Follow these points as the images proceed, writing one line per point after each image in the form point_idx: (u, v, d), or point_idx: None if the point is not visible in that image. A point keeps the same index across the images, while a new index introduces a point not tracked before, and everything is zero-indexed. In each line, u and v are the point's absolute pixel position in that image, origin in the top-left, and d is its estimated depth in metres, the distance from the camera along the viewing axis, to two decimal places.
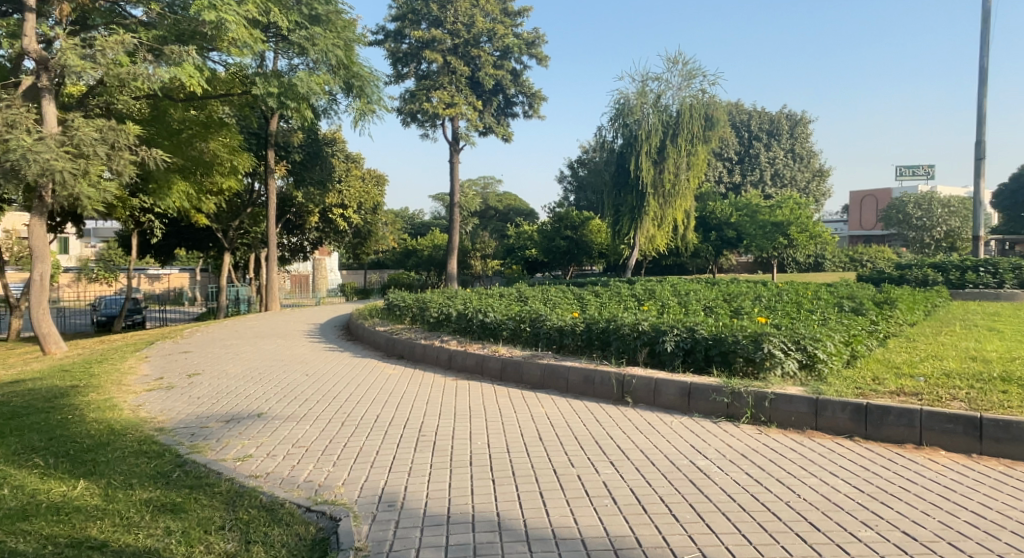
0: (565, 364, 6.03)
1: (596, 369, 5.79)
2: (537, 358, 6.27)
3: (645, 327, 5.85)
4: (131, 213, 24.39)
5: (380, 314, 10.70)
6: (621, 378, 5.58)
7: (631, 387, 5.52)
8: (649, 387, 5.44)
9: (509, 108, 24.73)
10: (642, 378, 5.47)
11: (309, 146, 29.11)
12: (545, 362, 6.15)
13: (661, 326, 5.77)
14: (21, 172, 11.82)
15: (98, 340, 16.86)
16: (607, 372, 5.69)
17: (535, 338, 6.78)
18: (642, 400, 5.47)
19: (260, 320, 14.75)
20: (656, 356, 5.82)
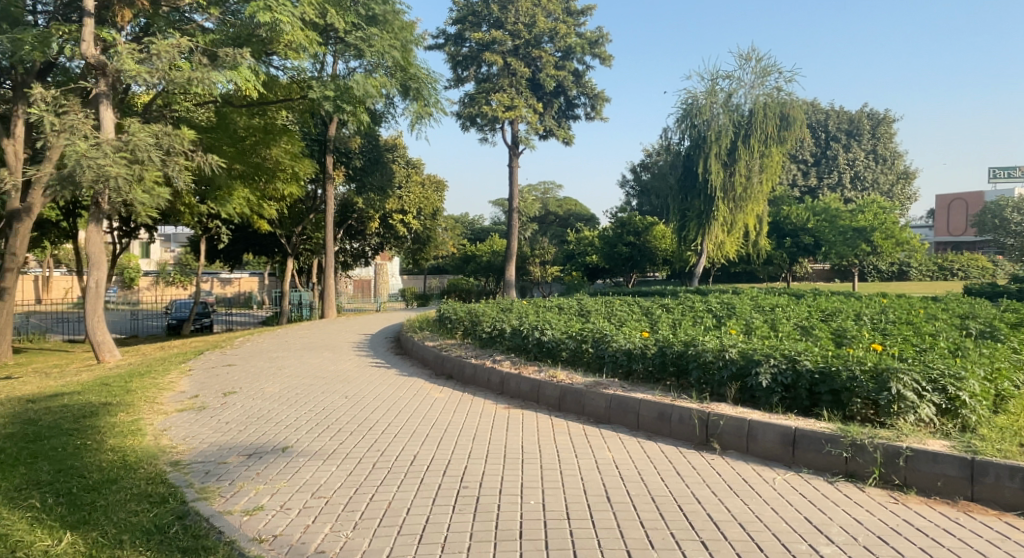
0: (635, 396, 5.20)
1: (672, 404, 4.94)
2: (602, 388, 5.46)
3: (735, 356, 4.98)
4: (197, 219, 24.75)
5: (431, 327, 10.05)
6: (705, 418, 4.72)
7: (718, 429, 4.66)
8: (741, 431, 4.57)
9: (571, 110, 23.85)
10: (732, 420, 4.61)
11: (370, 151, 28.96)
12: (612, 392, 5.33)
13: (755, 357, 4.89)
14: (77, 178, 11.71)
15: (160, 345, 16.91)
16: (687, 410, 4.84)
17: (599, 363, 5.96)
18: (732, 446, 4.60)
19: (313, 329, 14.37)
20: (749, 392, 4.93)
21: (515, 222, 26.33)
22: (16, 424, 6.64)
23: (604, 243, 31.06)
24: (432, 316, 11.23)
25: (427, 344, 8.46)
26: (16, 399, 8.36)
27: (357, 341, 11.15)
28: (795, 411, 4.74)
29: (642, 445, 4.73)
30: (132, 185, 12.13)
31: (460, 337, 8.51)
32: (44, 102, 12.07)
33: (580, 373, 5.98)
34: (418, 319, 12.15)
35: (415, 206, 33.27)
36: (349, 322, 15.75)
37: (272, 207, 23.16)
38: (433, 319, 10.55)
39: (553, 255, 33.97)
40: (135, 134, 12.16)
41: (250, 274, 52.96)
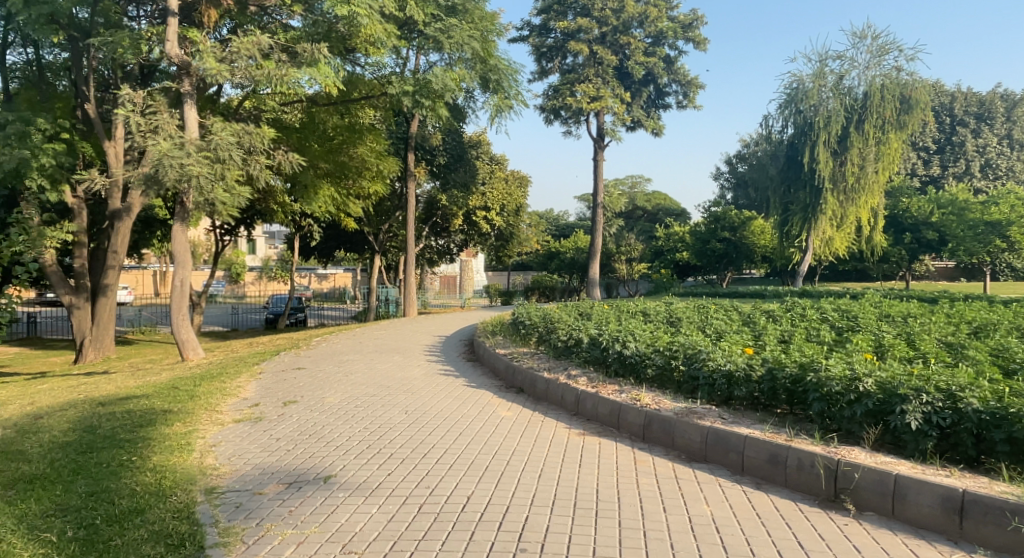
0: (739, 432, 4.36)
1: (788, 447, 4.08)
2: (697, 418, 4.64)
3: (875, 390, 4.04)
4: (289, 217, 25.28)
5: (506, 332, 9.39)
6: (834, 468, 3.84)
7: (852, 484, 3.77)
8: (883, 489, 3.67)
9: (660, 99, 22.73)
10: (871, 472, 3.71)
11: (454, 147, 28.76)
12: (710, 425, 4.51)
13: (902, 391, 3.96)
14: (162, 179, 11.55)
15: (248, 341, 17.12)
16: (809, 454, 3.98)
17: (693, 386, 5.11)
18: (870, 507, 3.71)
19: (391, 328, 14.06)
20: (895, 436, 3.98)
21: (600, 218, 25.40)
22: (76, 431, 6.41)
23: (695, 239, 29.65)
24: (508, 318, 10.59)
25: (498, 352, 7.83)
26: (89, 401, 8.25)
27: (430, 345, 10.65)
28: (958, 463, 3.81)
29: (751, 497, 3.91)
30: (214, 184, 11.87)
31: (535, 346, 7.82)
32: (132, 102, 11.94)
33: (671, 397, 5.16)
34: (494, 321, 11.58)
35: (499, 202, 32.90)
36: (426, 322, 15.43)
37: (357, 205, 23.19)
38: (509, 323, 9.88)
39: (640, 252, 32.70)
40: (217, 134, 11.91)
41: (341, 269, 54.17)
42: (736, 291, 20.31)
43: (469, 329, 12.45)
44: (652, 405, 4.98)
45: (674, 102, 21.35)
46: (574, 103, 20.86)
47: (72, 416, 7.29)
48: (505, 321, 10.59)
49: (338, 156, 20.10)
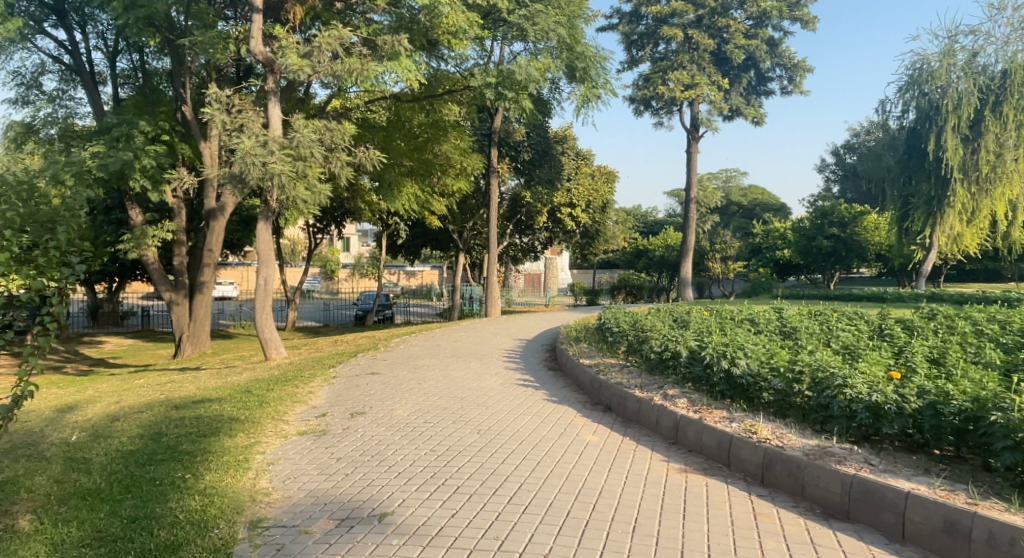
0: (894, 485, 3.48)
1: (969, 513, 3.17)
2: (835, 462, 3.78)
3: None
4: (376, 215, 25.37)
5: (595, 339, 8.61)
6: None
7: None
8: None
9: (761, 86, 21.44)
10: None
11: (538, 143, 28.15)
12: (853, 474, 3.65)
13: None
14: (246, 177, 11.26)
15: (332, 339, 17.08)
16: (999, 526, 3.07)
17: (826, 418, 4.23)
18: None
19: (472, 330, 13.54)
20: None
21: (693, 214, 24.14)
22: (141, 438, 6.13)
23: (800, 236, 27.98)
24: (596, 322, 9.84)
25: (583, 362, 7.12)
26: (164, 402, 8.05)
27: (511, 350, 10.01)
28: None
29: None
30: (298, 184, 11.51)
31: (628, 357, 7.03)
32: (218, 101, 11.75)
33: (798, 431, 4.29)
34: (580, 323, 10.88)
35: (585, 199, 32.08)
36: (508, 322, 14.89)
37: (440, 202, 22.92)
38: (598, 328, 9.08)
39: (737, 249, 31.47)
40: (299, 131, 11.58)
41: (428, 266, 54.57)
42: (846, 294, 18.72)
43: (554, 333, 11.80)
44: (774, 440, 4.15)
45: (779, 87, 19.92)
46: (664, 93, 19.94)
47: (144, 419, 7.06)
48: (593, 325, 9.83)
49: (423, 153, 19.84)
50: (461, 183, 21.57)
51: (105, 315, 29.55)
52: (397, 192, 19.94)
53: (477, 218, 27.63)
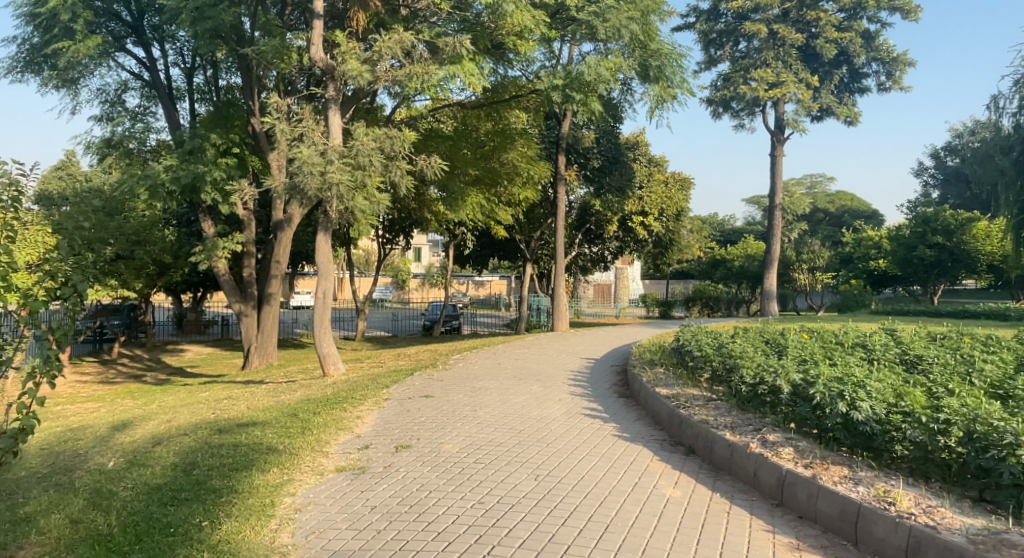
0: None
1: None
2: (1011, 551, 2.82)
3: None
4: (444, 225, 25.05)
5: (672, 363, 7.71)
6: None
7: None
8: None
9: (854, 82, 20.84)
10: None
11: (609, 150, 27.20)
12: None
13: None
14: (304, 188, 10.80)
15: (394, 353, 16.62)
16: None
17: (990, 487, 3.30)
18: None
19: (537, 346, 12.79)
20: None
21: (778, 222, 22.83)
22: (173, 468, 5.62)
23: (899, 246, 27.35)
24: (670, 343, 8.94)
25: (660, 391, 6.27)
26: (209, 422, 7.61)
27: (577, 372, 9.18)
28: None
29: None
30: (358, 193, 10.99)
31: (713, 389, 6.12)
32: (278, 109, 11.36)
33: (955, 505, 3.32)
34: (653, 343, 10.02)
35: (658, 207, 31.04)
36: (574, 338, 14.09)
37: (506, 211, 22.33)
38: (674, 349, 8.19)
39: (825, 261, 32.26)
40: (359, 138, 11.09)
41: (497, 276, 54.19)
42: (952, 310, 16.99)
43: (625, 352, 10.97)
44: (923, 517, 3.20)
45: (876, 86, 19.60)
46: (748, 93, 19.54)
47: (183, 443, 6.60)
48: (667, 346, 8.94)
49: (488, 162, 19.29)
50: (528, 192, 21.00)
51: (190, 323, 30.17)
52: (462, 201, 19.00)
53: (544, 228, 26.87)
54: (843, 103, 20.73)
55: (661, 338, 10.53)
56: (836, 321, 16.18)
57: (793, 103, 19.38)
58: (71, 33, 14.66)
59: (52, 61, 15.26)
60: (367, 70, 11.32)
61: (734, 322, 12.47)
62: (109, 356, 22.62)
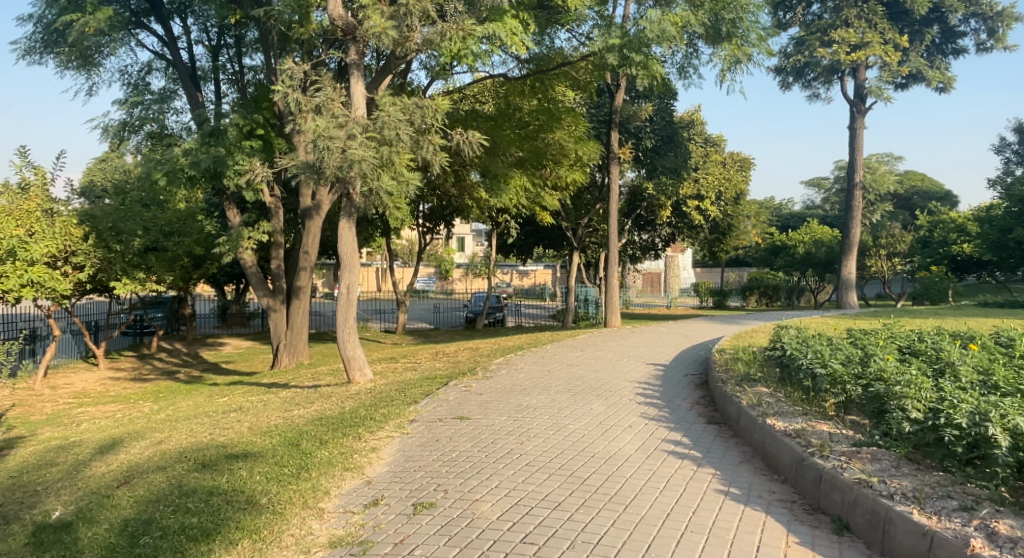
0: None
1: None
2: None
3: None
4: (489, 211, 23.63)
5: (777, 385, 6.05)
6: None
7: None
8: None
9: (948, 43, 22.66)
10: None
11: (662, 129, 25.26)
12: None
13: None
14: (322, 168, 9.25)
15: (431, 352, 15.11)
16: None
17: None
18: None
19: (591, 347, 11.14)
20: None
21: (858, 203, 22.83)
22: (121, 529, 4.15)
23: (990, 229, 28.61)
24: (764, 352, 7.29)
25: (777, 428, 4.80)
26: (190, 448, 6.14)
27: (643, 388, 7.52)
28: None
29: None
30: (383, 172, 9.42)
31: (856, 432, 4.55)
32: (292, 76, 9.80)
33: None
34: (737, 347, 8.38)
35: (715, 189, 29.29)
36: (632, 337, 12.37)
37: (553, 195, 20.64)
38: (775, 366, 6.50)
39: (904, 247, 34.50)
40: (384, 109, 9.50)
41: (542, 266, 52.45)
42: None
43: (702, 358, 9.34)
44: None
45: (974, 44, 21.54)
46: (830, 58, 20.54)
47: (150, 482, 5.15)
48: (760, 356, 7.27)
49: (534, 142, 17.71)
50: (576, 174, 19.36)
51: (234, 315, 28.69)
52: (505, 183, 17.48)
53: (593, 214, 25.15)
54: (935, 67, 22.27)
55: (745, 343, 8.79)
56: (931, 314, 14.23)
57: (880, 62, 20.55)
58: (80, 4, 13.13)
59: (61, 36, 13.77)
60: (393, 29, 9.77)
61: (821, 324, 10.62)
62: (143, 351, 21.60)
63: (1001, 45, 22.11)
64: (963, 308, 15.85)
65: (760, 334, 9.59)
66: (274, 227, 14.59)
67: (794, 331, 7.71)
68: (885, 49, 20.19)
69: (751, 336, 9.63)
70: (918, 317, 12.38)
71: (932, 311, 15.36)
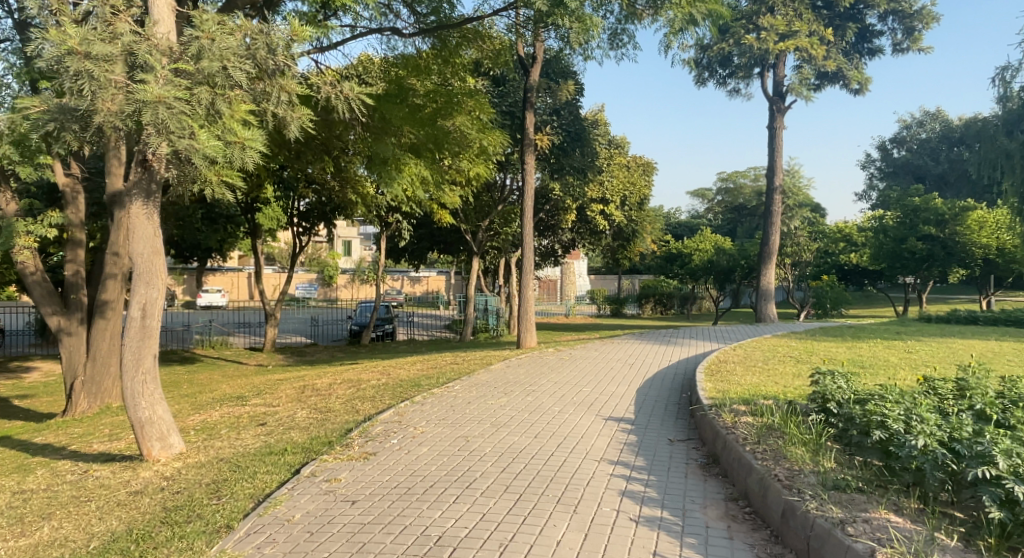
0: None
1: None
2: None
3: None
4: (376, 210, 20.25)
5: (913, 514, 3.27)
6: None
7: None
8: None
9: (864, 43, 21.64)
10: None
11: (570, 125, 22.37)
12: None
13: None
14: (97, 117, 5.69)
15: (295, 385, 11.59)
16: None
17: None
18: None
19: (517, 387, 8.09)
20: None
21: (779, 206, 21.40)
22: None
23: (884, 236, 31.58)
24: (826, 427, 4.51)
25: None
26: None
27: (629, 484, 4.53)
28: None
29: None
30: (204, 128, 5.97)
31: None
32: None
33: None
34: (750, 402, 5.61)
35: (619, 193, 27.55)
36: (567, 370, 9.44)
37: (453, 192, 17.46)
38: (881, 466, 3.73)
39: (807, 256, 35.85)
40: (204, 28, 6.09)
41: (433, 272, 49.16)
42: (1011, 317, 13.89)
43: (684, 415, 6.50)
44: None
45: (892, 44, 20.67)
46: (757, 46, 19.18)
47: None
48: (814, 433, 4.46)
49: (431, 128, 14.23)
50: (479, 169, 16.18)
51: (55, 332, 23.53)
52: (396, 170, 13.97)
53: (495, 217, 22.43)
54: (853, 65, 21.26)
55: (751, 394, 6.04)
56: (886, 332, 12.53)
57: (807, 52, 19.18)
58: None
59: None
60: None
61: (814, 364, 8.12)
62: None
63: (916, 46, 21.29)
64: (908, 322, 14.36)
65: (758, 381, 6.90)
66: (71, 219, 10.59)
67: (846, 385, 4.99)
68: (812, 40, 18.98)
69: (744, 381, 6.91)
70: (888, 342, 10.45)
71: (879, 325, 13.89)
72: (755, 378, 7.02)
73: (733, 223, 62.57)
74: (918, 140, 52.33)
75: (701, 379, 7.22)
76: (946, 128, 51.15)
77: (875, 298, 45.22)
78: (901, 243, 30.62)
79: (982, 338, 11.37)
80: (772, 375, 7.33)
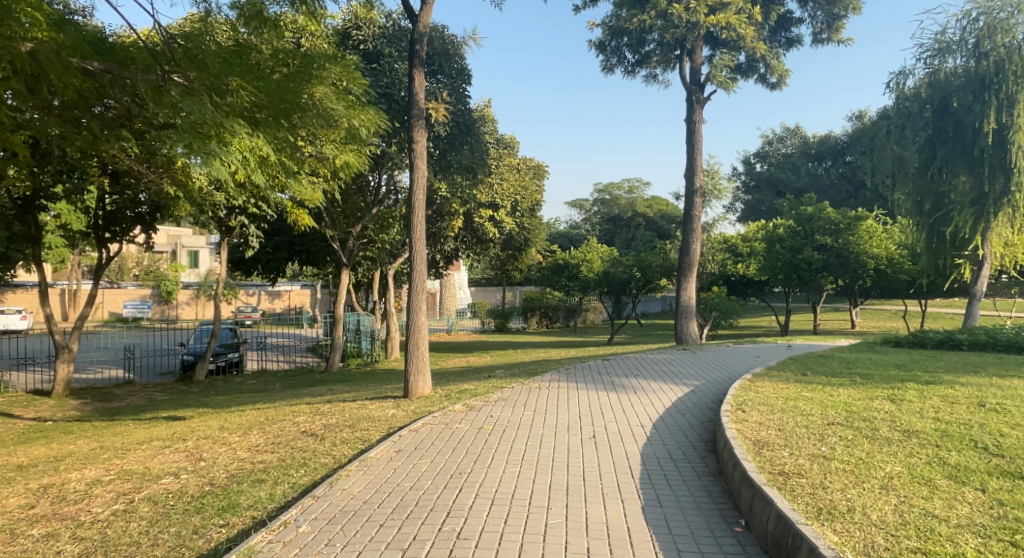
0: None
1: None
2: None
3: None
4: (208, 209, 15.44)
5: None
6: None
7: None
8: None
9: (783, 31, 19.53)
10: None
11: (458, 113, 18.38)
12: None
13: None
14: None
15: (30, 485, 6.90)
16: None
17: None
18: None
19: (423, 524, 4.21)
20: None
21: (699, 211, 18.62)
22: None
23: (778, 247, 30.10)
24: None
25: None
26: None
27: None
28: None
29: None
30: None
31: None
32: None
33: None
34: None
35: (510, 197, 24.14)
36: (499, 460, 5.61)
37: (314, 186, 13.11)
38: None
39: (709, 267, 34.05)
40: None
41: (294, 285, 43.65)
42: (1000, 341, 11.64)
43: None
44: None
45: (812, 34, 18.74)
46: (685, 18, 16.60)
47: None
48: None
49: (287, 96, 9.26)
50: (349, 157, 11.96)
51: None
52: None
53: (370, 222, 18.22)
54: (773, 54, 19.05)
55: None
56: (886, 368, 9.72)
57: (736, 29, 16.77)
58: None
59: None
60: None
61: (928, 459, 4.85)
62: None
63: (837, 37, 19.59)
64: (887, 350, 11.75)
65: (922, 532, 3.47)
66: None
67: None
68: (742, 17, 16.77)
69: (895, 534, 3.46)
70: (939, 391, 7.47)
71: (858, 356, 11.14)
72: (914, 522, 3.60)
73: (610, 233, 61.05)
74: (780, 155, 53.00)
75: (792, 516, 3.70)
76: (804, 143, 51.57)
77: (757, 309, 44.83)
78: (796, 254, 29.17)
79: (1015, 375, 8.80)
80: (912, 503, 3.94)
